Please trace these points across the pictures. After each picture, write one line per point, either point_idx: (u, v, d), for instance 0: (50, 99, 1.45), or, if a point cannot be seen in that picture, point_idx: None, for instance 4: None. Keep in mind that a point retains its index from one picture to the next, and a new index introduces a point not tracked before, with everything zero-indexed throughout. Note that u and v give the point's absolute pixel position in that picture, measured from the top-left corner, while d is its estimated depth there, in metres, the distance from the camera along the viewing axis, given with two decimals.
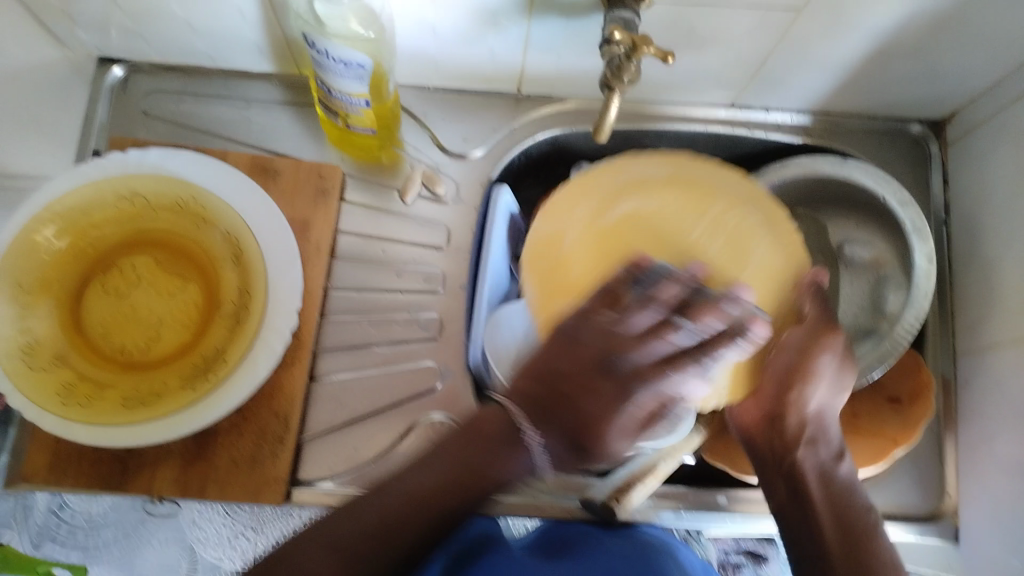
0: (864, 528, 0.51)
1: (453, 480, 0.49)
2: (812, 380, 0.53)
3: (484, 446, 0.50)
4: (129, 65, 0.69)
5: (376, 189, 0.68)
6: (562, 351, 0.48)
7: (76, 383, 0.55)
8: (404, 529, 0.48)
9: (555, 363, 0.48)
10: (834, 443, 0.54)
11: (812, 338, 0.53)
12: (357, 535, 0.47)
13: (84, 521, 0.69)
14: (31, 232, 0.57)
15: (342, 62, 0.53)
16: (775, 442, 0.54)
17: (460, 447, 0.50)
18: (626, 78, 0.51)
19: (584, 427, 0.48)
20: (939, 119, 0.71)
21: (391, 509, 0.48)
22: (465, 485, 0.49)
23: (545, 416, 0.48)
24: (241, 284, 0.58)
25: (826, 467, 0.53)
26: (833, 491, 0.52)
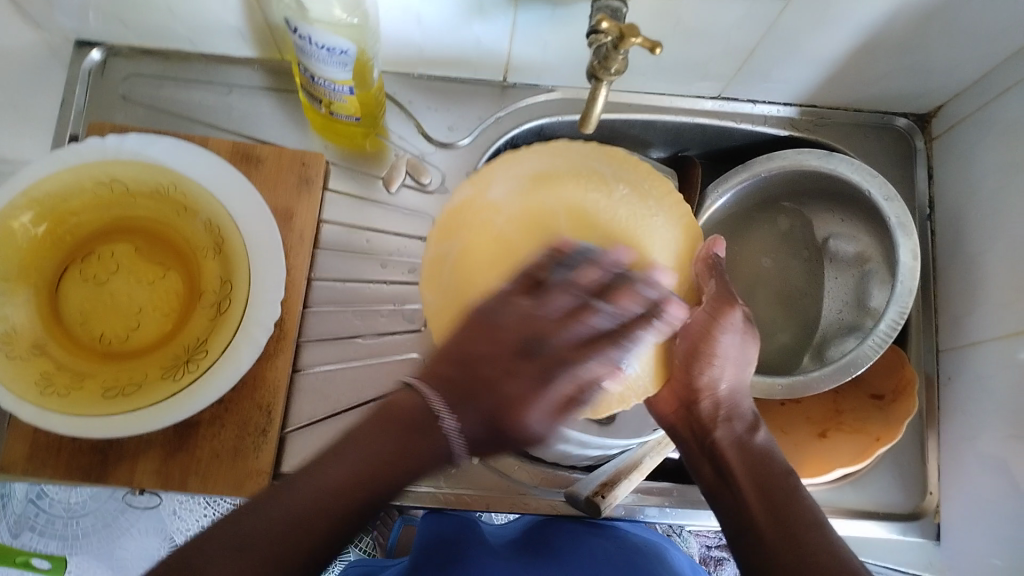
0: (789, 489, 0.49)
1: (382, 464, 0.45)
2: (721, 358, 0.50)
3: (388, 432, 0.45)
4: (107, 48, 0.67)
5: (360, 177, 0.67)
6: (462, 363, 0.45)
7: (53, 373, 0.54)
8: (309, 539, 0.43)
9: (497, 330, 0.45)
10: (744, 415, 0.54)
11: (715, 308, 0.48)
12: (264, 537, 0.42)
13: (63, 511, 0.91)
14: (7, 219, 0.55)
15: (325, 48, 0.52)
16: (698, 424, 0.53)
17: (382, 434, 0.45)
18: (613, 69, 0.50)
19: (477, 379, 0.45)
20: (925, 112, 0.71)
21: (286, 519, 0.43)
22: (392, 474, 0.45)
23: (461, 400, 0.45)
24: (223, 273, 0.58)
25: (742, 437, 0.52)
26: (754, 465, 0.51)
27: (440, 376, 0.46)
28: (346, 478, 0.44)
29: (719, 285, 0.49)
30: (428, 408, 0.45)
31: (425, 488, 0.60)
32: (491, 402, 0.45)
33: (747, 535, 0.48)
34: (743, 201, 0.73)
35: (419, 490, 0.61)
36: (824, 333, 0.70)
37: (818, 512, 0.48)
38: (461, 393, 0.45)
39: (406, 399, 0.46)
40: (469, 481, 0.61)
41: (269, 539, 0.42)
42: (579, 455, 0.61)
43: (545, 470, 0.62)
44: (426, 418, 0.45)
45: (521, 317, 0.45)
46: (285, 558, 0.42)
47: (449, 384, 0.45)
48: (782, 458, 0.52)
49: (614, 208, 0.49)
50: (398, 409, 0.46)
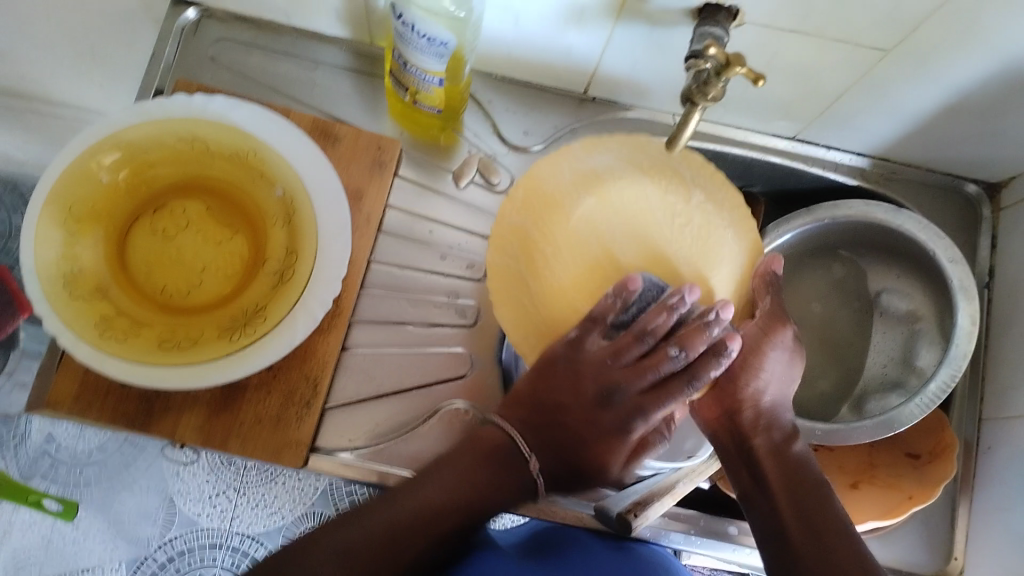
0: (821, 497, 0.49)
1: (480, 487, 0.50)
2: (768, 375, 0.52)
3: (478, 462, 0.51)
4: (202, 8, 0.68)
5: (430, 168, 0.68)
6: (539, 408, 0.52)
7: (112, 317, 0.55)
8: (406, 549, 0.48)
9: (561, 398, 0.51)
10: (784, 423, 0.53)
11: (768, 323, 0.52)
12: (366, 553, 0.47)
13: (68, 457, 0.94)
14: (90, 159, 0.57)
15: (425, 37, 0.53)
16: (737, 430, 0.52)
17: (445, 467, 0.52)
18: (710, 95, 0.50)
19: (559, 423, 0.51)
20: (996, 181, 0.71)
21: (381, 535, 0.48)
22: (484, 494, 0.50)
23: (545, 445, 0.52)
24: (289, 245, 0.58)
25: (779, 445, 0.52)
26: (789, 473, 0.50)
27: (517, 423, 0.52)
28: (441, 495, 0.50)
29: (772, 304, 0.53)
30: (511, 447, 0.52)
31: None
32: (564, 429, 0.52)
33: (779, 544, 0.48)
34: (801, 244, 0.73)
35: None
36: (864, 386, 0.70)
37: (848, 523, 0.48)
38: (544, 439, 0.52)
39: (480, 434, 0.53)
40: None
41: (368, 554, 0.47)
42: None
43: None
44: (499, 463, 0.52)
45: (601, 381, 0.50)
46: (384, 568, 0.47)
47: (527, 430, 0.52)
48: (818, 469, 0.51)
49: (688, 216, 0.56)
50: (480, 441, 0.53)
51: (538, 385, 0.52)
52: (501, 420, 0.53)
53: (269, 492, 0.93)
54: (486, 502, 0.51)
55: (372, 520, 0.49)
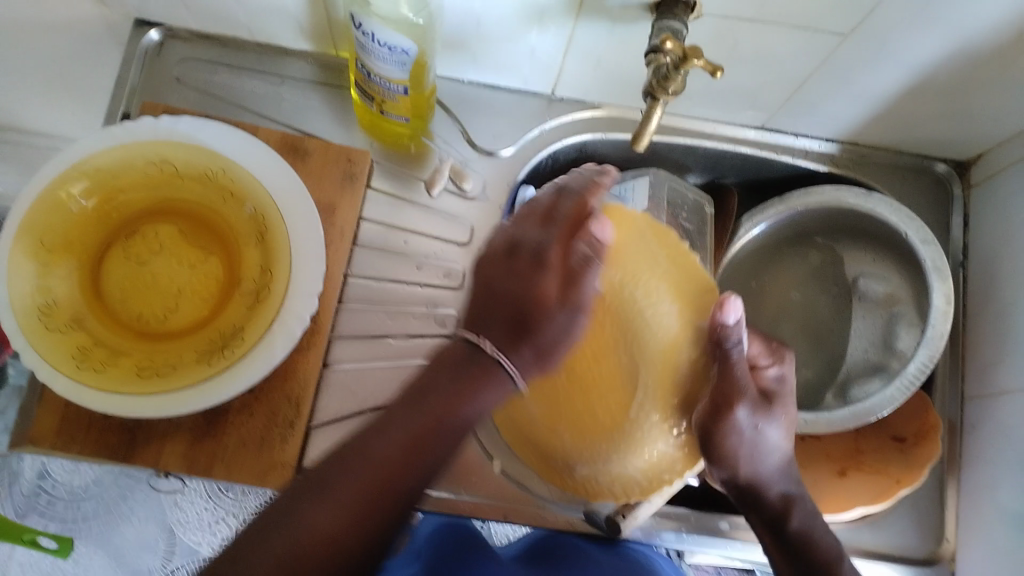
0: (825, 571, 0.50)
1: (444, 411, 0.42)
2: (735, 452, 0.48)
3: (445, 373, 0.43)
4: (165, 29, 0.68)
5: (402, 179, 0.67)
6: (487, 297, 0.44)
7: (90, 348, 0.55)
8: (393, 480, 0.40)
9: (491, 276, 0.45)
10: (774, 493, 0.51)
11: (719, 403, 0.47)
12: (353, 487, 0.40)
13: (64, 493, 0.93)
14: (58, 189, 0.56)
15: (387, 46, 0.53)
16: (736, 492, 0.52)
17: (439, 381, 0.42)
18: (671, 89, 0.52)
19: (516, 304, 0.43)
20: (965, 159, 0.72)
21: (367, 471, 0.40)
22: (443, 424, 0.42)
23: (516, 337, 0.43)
24: (265, 263, 0.58)
25: (776, 520, 0.51)
26: (796, 547, 0.51)
27: (483, 321, 0.44)
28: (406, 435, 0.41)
29: (727, 378, 0.47)
30: (477, 349, 0.43)
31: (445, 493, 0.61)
32: (520, 310, 0.43)
33: None
34: (775, 233, 0.74)
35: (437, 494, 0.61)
36: (847, 372, 0.70)
37: None
38: (511, 321, 0.43)
39: (456, 351, 0.44)
40: (488, 491, 0.61)
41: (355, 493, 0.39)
42: None
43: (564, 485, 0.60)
44: (471, 369, 0.42)
45: (558, 271, 0.45)
46: (372, 500, 0.40)
47: (492, 321, 0.44)
48: (828, 541, 0.51)
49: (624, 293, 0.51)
50: (470, 375, 0.42)
51: (480, 274, 0.45)
52: (463, 329, 0.44)
53: None
54: (454, 416, 0.42)
55: (356, 455, 0.41)
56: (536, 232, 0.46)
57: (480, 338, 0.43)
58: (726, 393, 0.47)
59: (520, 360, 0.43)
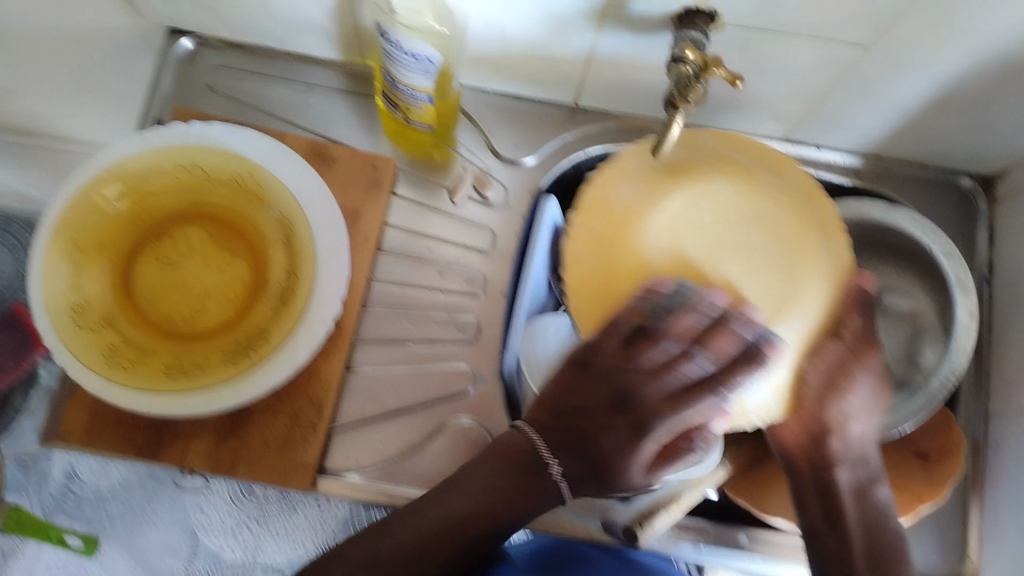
0: (894, 548, 0.53)
1: (489, 492, 0.54)
2: (872, 405, 0.52)
3: (490, 472, 0.55)
4: (197, 37, 0.70)
5: (426, 186, 0.69)
6: (562, 396, 0.54)
7: (119, 346, 0.56)
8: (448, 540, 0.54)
9: (604, 387, 0.52)
10: (873, 463, 0.54)
11: (859, 351, 0.49)
12: (398, 545, 0.53)
13: (92, 494, 0.86)
14: (93, 192, 0.58)
15: (410, 54, 0.54)
16: (817, 464, 0.53)
17: (500, 475, 0.55)
18: (689, 99, 0.50)
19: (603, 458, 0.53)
20: (990, 173, 0.71)
21: (420, 525, 0.54)
22: (503, 508, 0.54)
23: (567, 445, 0.54)
24: (289, 266, 0.59)
25: (863, 488, 0.54)
26: (871, 525, 0.54)
27: (546, 420, 0.54)
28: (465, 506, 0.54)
29: (863, 324, 0.49)
30: (527, 453, 0.55)
31: None
32: (587, 426, 0.53)
33: None
34: None
35: None
36: None
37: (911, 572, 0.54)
38: (567, 424, 0.53)
39: (523, 441, 0.55)
40: None
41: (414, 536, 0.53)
42: None
43: (581, 493, 0.62)
44: (536, 466, 0.54)
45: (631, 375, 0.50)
46: (434, 539, 0.53)
47: (551, 418, 0.54)
48: (896, 520, 0.55)
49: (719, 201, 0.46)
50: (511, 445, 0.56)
51: (558, 387, 0.54)
52: (525, 424, 0.55)
53: None
54: (507, 516, 0.55)
55: (393, 540, 0.53)
56: (629, 380, 0.50)
57: (546, 449, 0.54)
58: (869, 339, 0.50)
59: (571, 470, 0.54)
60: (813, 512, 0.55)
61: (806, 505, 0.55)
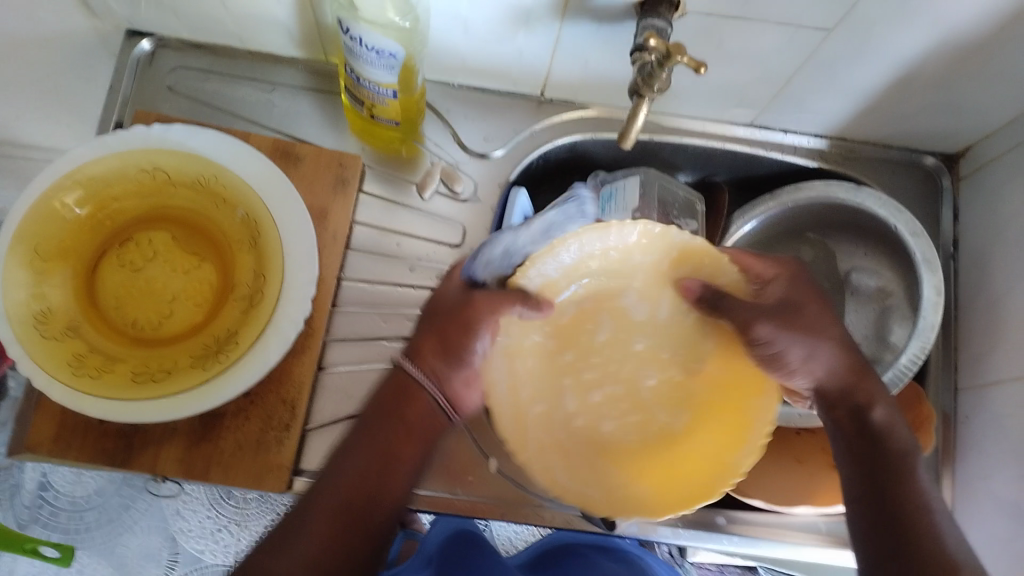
0: (898, 471, 0.51)
1: (398, 437, 0.51)
2: (810, 337, 0.54)
3: (380, 434, 0.51)
4: (156, 39, 0.68)
5: (394, 183, 0.68)
6: (430, 326, 0.54)
7: (85, 355, 0.55)
8: (345, 522, 0.48)
9: (439, 310, 0.55)
10: (873, 388, 0.55)
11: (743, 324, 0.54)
12: (323, 530, 0.47)
13: (67, 504, 0.93)
14: (52, 198, 0.57)
15: (375, 50, 0.54)
16: (838, 405, 0.55)
17: (387, 415, 0.52)
18: (655, 86, 0.52)
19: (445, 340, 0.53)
20: (953, 152, 0.72)
21: (346, 487, 0.49)
22: (407, 444, 0.51)
23: (445, 346, 0.53)
24: (257, 268, 0.59)
25: (860, 416, 0.54)
26: (877, 448, 0.53)
27: (421, 349, 0.53)
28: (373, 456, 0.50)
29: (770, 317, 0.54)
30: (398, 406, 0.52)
31: (440, 493, 0.61)
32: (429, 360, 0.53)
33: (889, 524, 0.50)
34: (768, 228, 0.73)
35: (434, 494, 0.61)
36: None
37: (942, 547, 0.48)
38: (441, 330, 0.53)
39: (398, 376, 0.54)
40: (485, 490, 0.61)
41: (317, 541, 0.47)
42: None
43: None
44: (410, 386, 0.53)
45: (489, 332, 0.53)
46: (347, 514, 0.48)
47: (428, 346, 0.53)
48: (902, 438, 0.53)
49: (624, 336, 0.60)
50: (398, 387, 0.53)
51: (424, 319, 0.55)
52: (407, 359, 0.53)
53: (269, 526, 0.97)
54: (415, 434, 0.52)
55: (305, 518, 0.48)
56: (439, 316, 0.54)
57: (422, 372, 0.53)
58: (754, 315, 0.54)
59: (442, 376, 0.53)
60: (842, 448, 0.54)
61: (842, 429, 0.55)
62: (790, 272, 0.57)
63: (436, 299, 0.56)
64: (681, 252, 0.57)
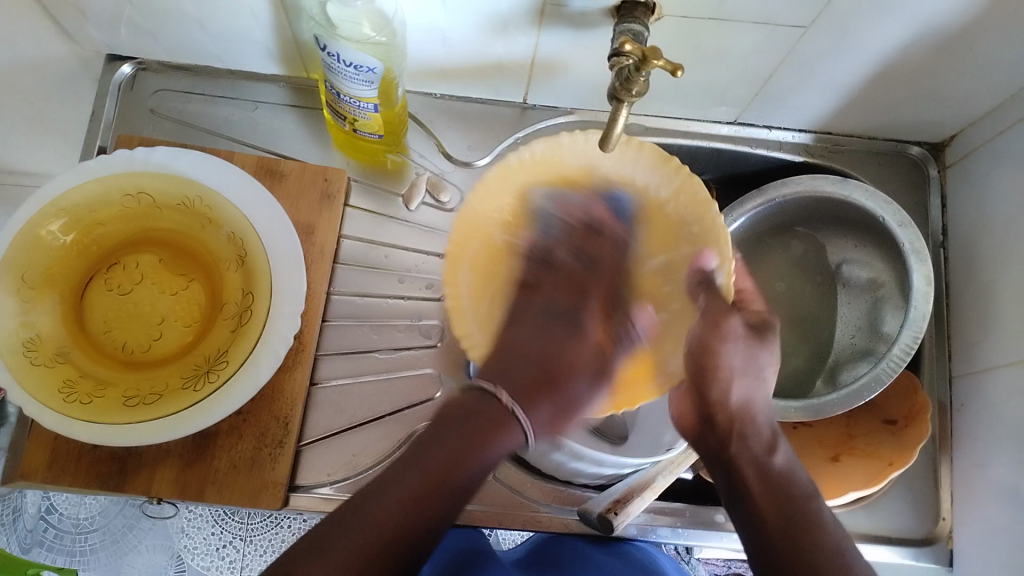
0: (806, 517, 0.49)
1: (456, 457, 0.48)
2: (728, 371, 0.55)
3: (452, 427, 0.49)
4: (137, 62, 0.69)
5: (380, 195, 0.68)
6: (508, 356, 0.57)
7: (75, 380, 0.55)
8: (399, 529, 0.45)
9: (521, 347, 0.58)
10: (762, 436, 0.54)
11: (710, 320, 0.55)
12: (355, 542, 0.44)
13: (71, 526, 0.94)
14: (37, 226, 0.57)
15: (352, 65, 0.54)
16: (720, 438, 0.55)
17: (449, 431, 0.49)
18: (635, 90, 0.51)
19: (546, 363, 0.58)
20: (938, 141, 0.72)
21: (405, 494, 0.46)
22: (468, 464, 0.48)
23: (527, 397, 0.54)
24: (244, 286, 0.58)
25: (761, 458, 0.53)
26: (773, 480, 0.51)
27: (503, 372, 0.55)
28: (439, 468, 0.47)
29: (712, 299, 0.55)
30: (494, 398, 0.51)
31: None
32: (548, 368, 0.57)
33: (761, 543, 0.48)
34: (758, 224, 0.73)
35: None
36: (836, 357, 0.71)
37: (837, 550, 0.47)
38: (534, 371, 0.56)
39: (465, 404, 0.51)
40: (482, 498, 0.62)
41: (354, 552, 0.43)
42: (591, 475, 0.61)
43: (559, 488, 0.62)
44: (489, 419, 0.50)
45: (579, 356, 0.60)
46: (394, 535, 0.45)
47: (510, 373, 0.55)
48: (804, 480, 0.51)
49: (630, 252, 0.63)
50: (483, 432, 0.49)
51: (506, 341, 0.58)
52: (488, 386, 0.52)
53: (274, 537, 0.96)
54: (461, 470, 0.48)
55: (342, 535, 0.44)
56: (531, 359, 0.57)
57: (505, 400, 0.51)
58: (717, 310, 0.55)
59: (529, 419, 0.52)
60: (722, 489, 0.54)
61: (738, 475, 0.52)
62: (759, 319, 0.58)
63: (509, 347, 0.58)
64: (692, 207, 0.57)
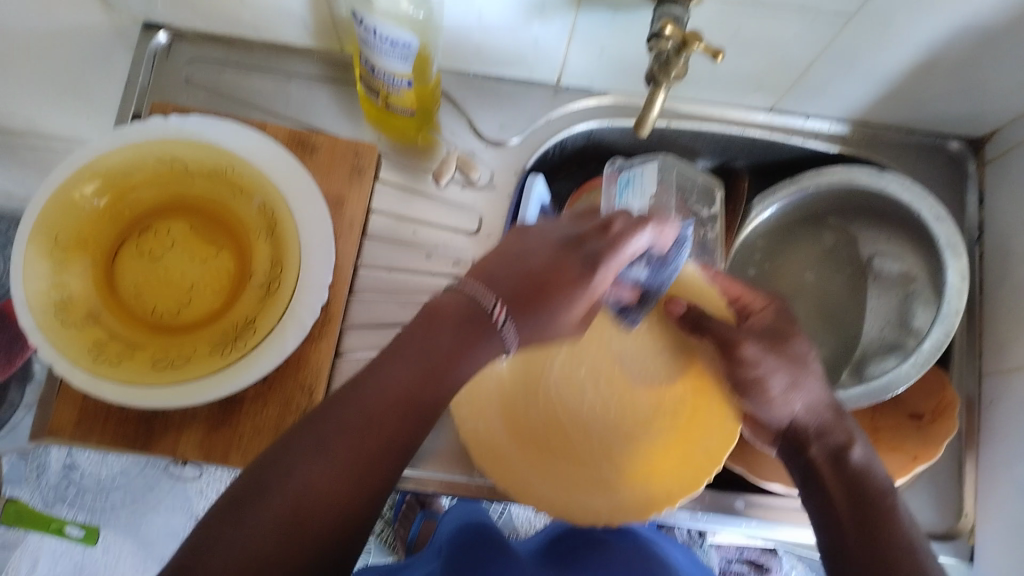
0: (881, 513, 0.48)
1: (439, 369, 0.42)
2: (769, 387, 0.53)
3: (443, 329, 0.42)
4: (172, 31, 0.69)
5: (411, 171, 0.68)
6: (506, 262, 0.46)
7: (105, 342, 0.56)
8: (356, 471, 0.39)
9: (524, 254, 0.46)
10: (842, 433, 0.52)
11: (727, 346, 0.55)
12: (341, 450, 0.39)
13: (93, 484, 0.96)
14: (72, 189, 0.57)
15: (388, 41, 0.53)
16: (793, 445, 0.53)
17: (449, 337, 0.42)
18: (672, 74, 0.51)
19: (537, 286, 0.45)
20: (978, 137, 0.70)
21: (350, 434, 0.39)
22: (444, 381, 0.42)
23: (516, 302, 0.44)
24: (273, 256, 0.59)
25: (837, 455, 0.51)
26: (850, 478, 0.50)
27: (491, 278, 0.45)
28: (366, 415, 0.40)
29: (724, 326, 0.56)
30: (481, 308, 0.43)
31: (457, 477, 0.62)
32: (537, 286, 0.45)
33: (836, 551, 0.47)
34: (788, 212, 0.73)
35: (452, 478, 0.62)
36: (863, 351, 0.70)
37: (916, 548, 0.45)
38: (512, 288, 0.44)
39: (466, 306, 0.44)
40: None
41: (340, 462, 0.38)
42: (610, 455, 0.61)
43: None
44: (477, 327, 0.43)
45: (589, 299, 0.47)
46: (345, 471, 0.38)
47: (499, 279, 0.45)
48: (881, 476, 0.50)
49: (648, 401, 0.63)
50: (467, 334, 0.43)
51: (504, 248, 0.47)
52: (460, 287, 0.44)
53: None
54: (443, 382, 0.42)
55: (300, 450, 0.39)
56: (528, 248, 0.47)
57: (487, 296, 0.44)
58: (730, 335, 0.55)
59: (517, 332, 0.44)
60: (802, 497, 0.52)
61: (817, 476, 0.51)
62: (767, 326, 0.55)
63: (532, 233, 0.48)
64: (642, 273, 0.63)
